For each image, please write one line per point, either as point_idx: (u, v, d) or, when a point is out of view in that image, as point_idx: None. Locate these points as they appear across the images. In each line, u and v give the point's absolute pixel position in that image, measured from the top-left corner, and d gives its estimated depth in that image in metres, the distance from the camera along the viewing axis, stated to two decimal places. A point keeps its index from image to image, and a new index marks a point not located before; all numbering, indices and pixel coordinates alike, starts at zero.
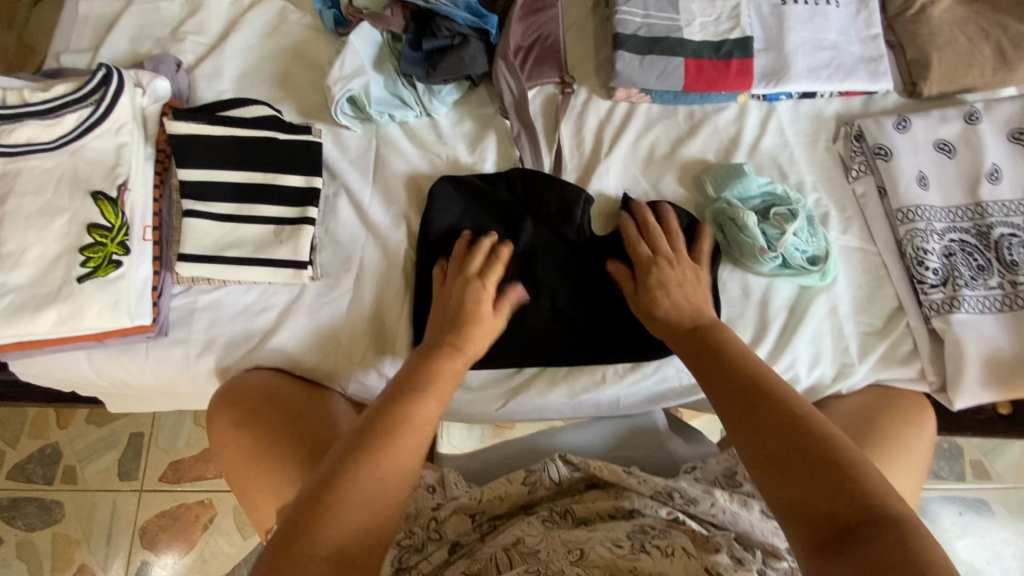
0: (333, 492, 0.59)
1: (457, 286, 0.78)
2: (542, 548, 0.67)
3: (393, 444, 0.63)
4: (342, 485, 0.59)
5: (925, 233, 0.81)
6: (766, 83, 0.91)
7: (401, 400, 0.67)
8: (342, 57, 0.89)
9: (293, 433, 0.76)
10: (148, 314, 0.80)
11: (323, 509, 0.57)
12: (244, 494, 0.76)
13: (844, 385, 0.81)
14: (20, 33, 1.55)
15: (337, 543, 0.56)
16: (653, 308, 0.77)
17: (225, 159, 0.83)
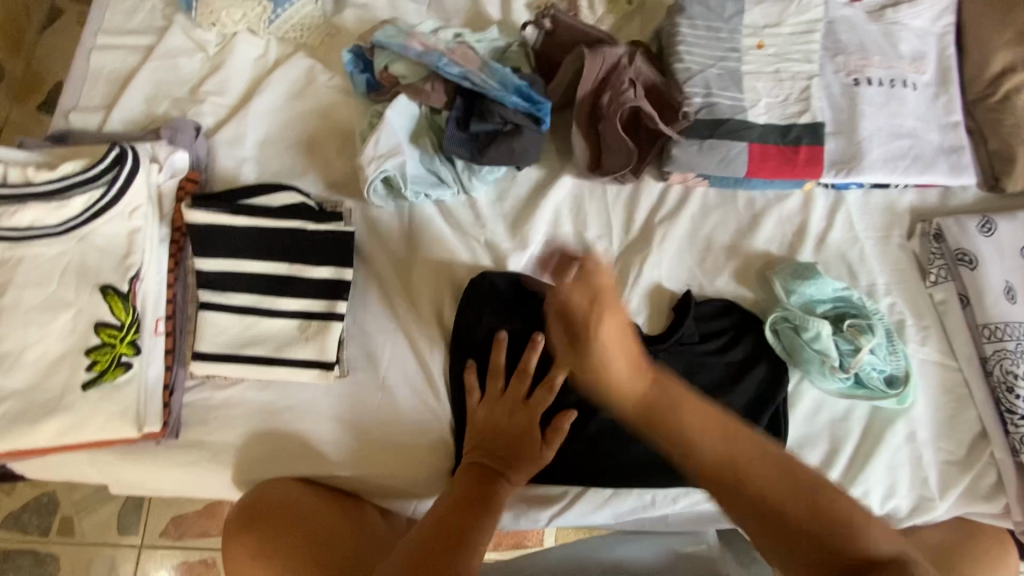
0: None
1: (501, 406, 0.75)
2: None
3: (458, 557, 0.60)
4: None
5: (1016, 355, 0.74)
6: (837, 172, 0.84)
7: (457, 517, 0.65)
8: (377, 135, 0.82)
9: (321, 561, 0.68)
10: (158, 419, 0.72)
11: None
12: None
13: (921, 519, 0.73)
14: (29, 58, 1.40)
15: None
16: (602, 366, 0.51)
17: (247, 248, 0.75)
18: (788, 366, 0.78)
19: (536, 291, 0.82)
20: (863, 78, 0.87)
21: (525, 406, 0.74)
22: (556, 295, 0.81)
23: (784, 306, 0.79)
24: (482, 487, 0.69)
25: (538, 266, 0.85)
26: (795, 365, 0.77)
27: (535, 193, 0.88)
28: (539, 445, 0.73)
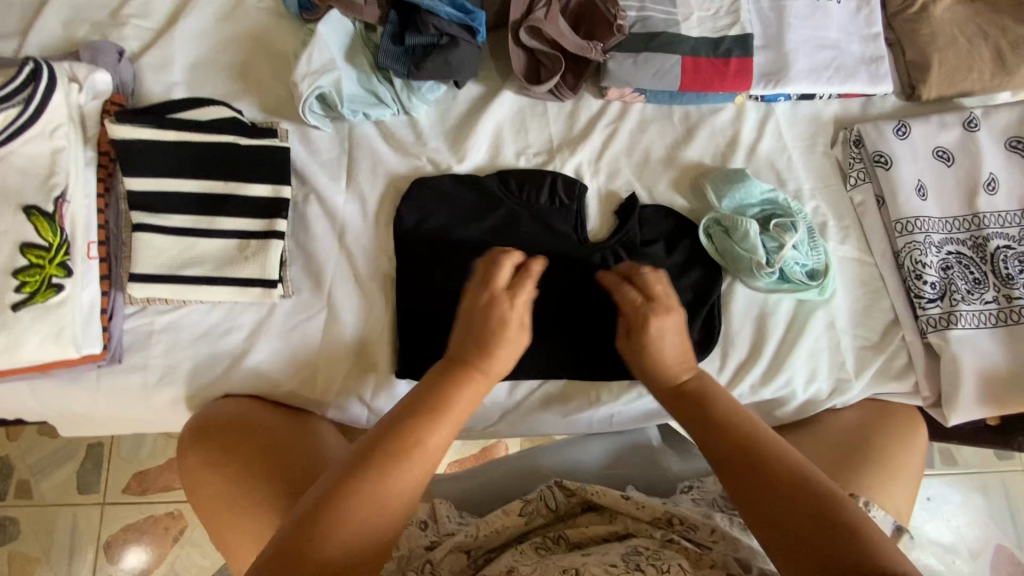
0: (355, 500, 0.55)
1: (479, 307, 0.68)
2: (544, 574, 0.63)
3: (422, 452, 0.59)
4: (372, 483, 0.56)
5: (924, 246, 0.80)
6: (764, 84, 0.87)
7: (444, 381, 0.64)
8: (310, 50, 0.80)
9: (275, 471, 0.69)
10: (97, 341, 0.72)
11: (338, 514, 0.54)
12: (208, 520, 0.69)
13: (839, 401, 0.80)
14: None
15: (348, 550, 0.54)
16: (652, 344, 0.69)
17: (179, 167, 0.74)
18: (718, 269, 0.82)
19: (480, 192, 0.84)
20: None
21: (509, 289, 0.69)
22: (507, 194, 0.84)
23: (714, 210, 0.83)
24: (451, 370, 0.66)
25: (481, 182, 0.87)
26: (725, 266, 0.82)
27: (475, 112, 0.89)
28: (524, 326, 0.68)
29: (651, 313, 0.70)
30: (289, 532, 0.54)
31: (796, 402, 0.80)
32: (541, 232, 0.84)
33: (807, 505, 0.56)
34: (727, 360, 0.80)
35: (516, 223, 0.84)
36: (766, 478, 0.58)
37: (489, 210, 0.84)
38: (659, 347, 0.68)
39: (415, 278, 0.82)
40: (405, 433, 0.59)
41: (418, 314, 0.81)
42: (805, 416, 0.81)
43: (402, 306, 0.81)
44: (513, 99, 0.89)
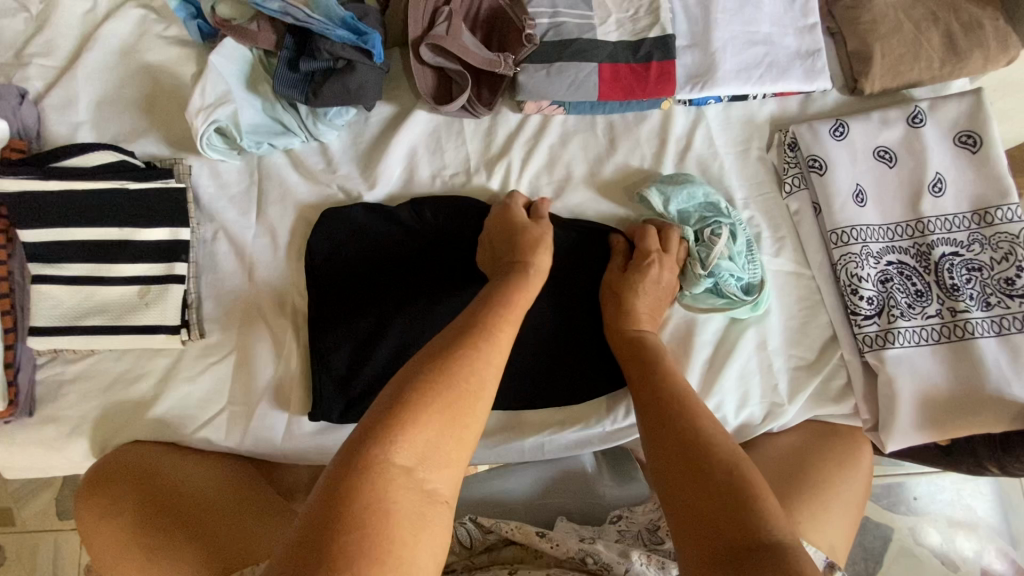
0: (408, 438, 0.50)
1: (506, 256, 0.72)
2: None
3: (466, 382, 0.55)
4: (417, 410, 0.51)
5: (860, 258, 0.74)
6: (691, 87, 0.81)
7: (465, 335, 0.59)
8: (203, 83, 0.77)
9: (171, 520, 0.68)
10: (1, 397, 0.72)
11: (388, 438, 0.48)
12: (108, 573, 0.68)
13: (774, 425, 0.75)
14: None
15: (414, 462, 0.49)
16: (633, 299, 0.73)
17: (69, 215, 0.72)
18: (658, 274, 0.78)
19: (390, 220, 0.80)
20: None
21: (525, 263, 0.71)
22: (423, 222, 0.81)
23: (654, 210, 0.78)
24: (480, 324, 0.61)
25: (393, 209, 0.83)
26: None
27: (387, 135, 0.85)
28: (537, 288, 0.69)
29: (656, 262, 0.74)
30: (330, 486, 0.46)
31: (728, 428, 0.76)
32: (461, 259, 0.81)
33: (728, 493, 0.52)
34: None
35: (435, 251, 0.81)
36: (710, 473, 0.53)
37: (405, 239, 0.80)
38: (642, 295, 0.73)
39: (323, 314, 0.79)
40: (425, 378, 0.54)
41: (328, 352, 0.77)
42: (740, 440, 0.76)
43: (313, 342, 0.78)
44: (426, 118, 0.85)
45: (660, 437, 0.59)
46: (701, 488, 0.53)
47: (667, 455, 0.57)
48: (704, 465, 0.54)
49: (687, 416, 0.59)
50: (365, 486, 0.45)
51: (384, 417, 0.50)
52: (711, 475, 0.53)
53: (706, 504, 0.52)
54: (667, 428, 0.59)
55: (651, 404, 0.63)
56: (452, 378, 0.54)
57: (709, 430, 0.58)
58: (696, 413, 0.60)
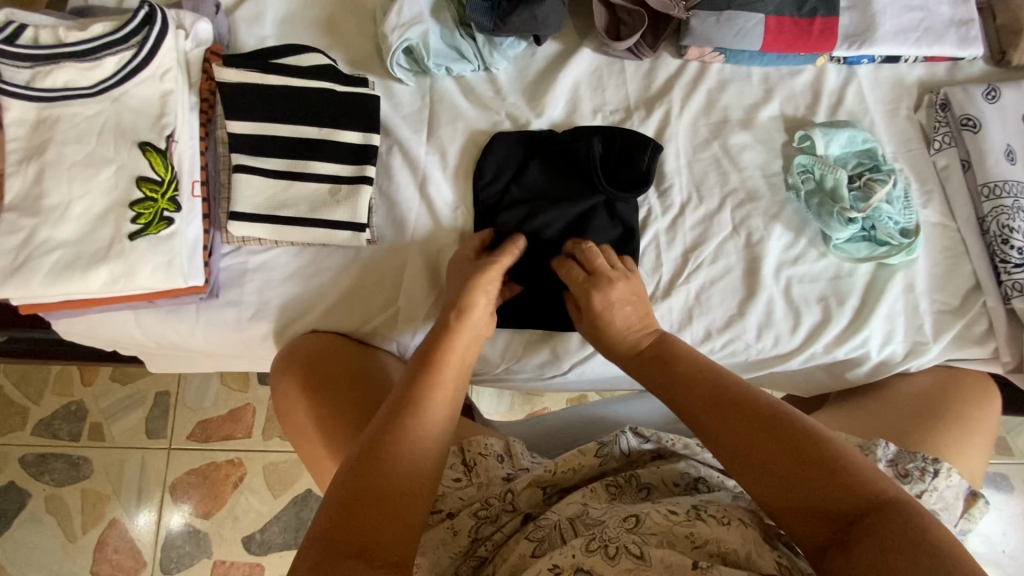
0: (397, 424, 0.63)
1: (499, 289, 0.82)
2: (605, 518, 0.65)
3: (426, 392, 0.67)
4: (389, 445, 0.60)
5: (1012, 210, 0.79)
6: (849, 45, 0.86)
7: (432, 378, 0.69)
8: (400, 3, 0.83)
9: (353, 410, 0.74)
10: (202, 274, 0.76)
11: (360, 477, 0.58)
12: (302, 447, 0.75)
13: (915, 363, 0.80)
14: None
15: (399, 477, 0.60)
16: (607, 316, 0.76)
17: (279, 112, 0.78)
18: (811, 215, 0.82)
19: (556, 148, 0.85)
20: None
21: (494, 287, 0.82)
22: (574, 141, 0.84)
23: (812, 153, 0.84)
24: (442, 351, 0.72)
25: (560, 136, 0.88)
26: (811, 215, 0.82)
27: (553, 70, 0.90)
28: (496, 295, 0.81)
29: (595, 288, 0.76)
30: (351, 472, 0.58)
31: (869, 364, 0.81)
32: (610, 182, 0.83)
33: (819, 466, 0.58)
34: (801, 320, 0.81)
35: (583, 169, 0.83)
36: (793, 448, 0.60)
37: (557, 157, 0.84)
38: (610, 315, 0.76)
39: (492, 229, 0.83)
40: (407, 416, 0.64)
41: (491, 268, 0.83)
42: (875, 378, 0.82)
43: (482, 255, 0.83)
44: (591, 56, 0.90)
45: (765, 419, 0.63)
46: (788, 469, 0.59)
47: (771, 444, 0.61)
48: (791, 454, 0.60)
49: (750, 398, 0.65)
50: (368, 465, 0.58)
51: (370, 449, 0.60)
52: (811, 461, 0.59)
53: (802, 476, 0.58)
54: (715, 409, 0.65)
55: (740, 408, 0.64)
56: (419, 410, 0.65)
57: (752, 407, 0.64)
58: (741, 398, 0.65)
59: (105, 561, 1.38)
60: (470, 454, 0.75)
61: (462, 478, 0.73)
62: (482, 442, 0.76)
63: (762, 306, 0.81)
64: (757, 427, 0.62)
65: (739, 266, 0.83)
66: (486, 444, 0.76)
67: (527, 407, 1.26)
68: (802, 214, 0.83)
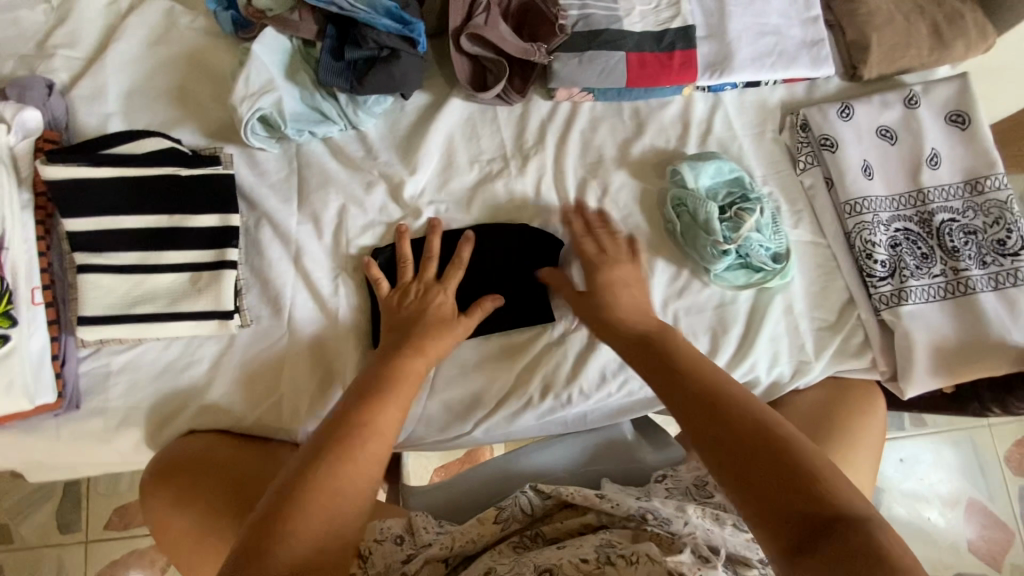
0: (308, 482, 0.54)
1: (417, 293, 0.76)
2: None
3: (362, 455, 0.58)
4: (304, 492, 0.53)
5: (872, 225, 0.83)
6: (710, 74, 0.87)
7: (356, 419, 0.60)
8: (247, 72, 0.79)
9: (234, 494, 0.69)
10: (51, 390, 0.71)
11: (286, 514, 0.52)
12: (178, 546, 0.69)
13: (802, 382, 0.82)
14: None
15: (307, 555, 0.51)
16: (612, 307, 0.73)
17: (122, 202, 0.73)
18: (687, 248, 0.83)
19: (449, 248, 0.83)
20: None
21: (436, 283, 0.78)
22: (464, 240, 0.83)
23: (684, 186, 0.84)
24: (364, 401, 0.62)
25: (437, 191, 0.85)
26: (688, 249, 0.83)
27: (424, 122, 0.88)
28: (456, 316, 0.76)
29: (606, 263, 0.77)
30: (267, 513, 0.52)
31: (761, 387, 0.82)
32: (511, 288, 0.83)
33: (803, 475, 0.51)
34: None
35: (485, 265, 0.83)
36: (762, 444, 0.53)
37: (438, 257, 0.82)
38: (618, 292, 0.75)
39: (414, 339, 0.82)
40: (335, 449, 0.57)
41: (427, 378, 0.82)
42: (769, 400, 0.83)
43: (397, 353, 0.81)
44: (463, 102, 0.88)
45: (727, 417, 0.55)
46: (759, 472, 0.52)
47: (741, 444, 0.53)
48: (762, 457, 0.52)
49: (717, 385, 0.58)
50: (293, 507, 0.53)
51: (292, 488, 0.54)
52: (783, 462, 0.52)
53: (779, 478, 0.51)
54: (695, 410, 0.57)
55: (717, 394, 0.57)
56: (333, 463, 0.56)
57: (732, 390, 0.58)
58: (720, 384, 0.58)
59: None
60: (364, 544, 0.71)
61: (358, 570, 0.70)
62: (377, 528, 0.73)
63: None
64: (732, 426, 0.54)
65: None
66: (382, 528, 0.73)
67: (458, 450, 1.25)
68: (682, 247, 0.84)
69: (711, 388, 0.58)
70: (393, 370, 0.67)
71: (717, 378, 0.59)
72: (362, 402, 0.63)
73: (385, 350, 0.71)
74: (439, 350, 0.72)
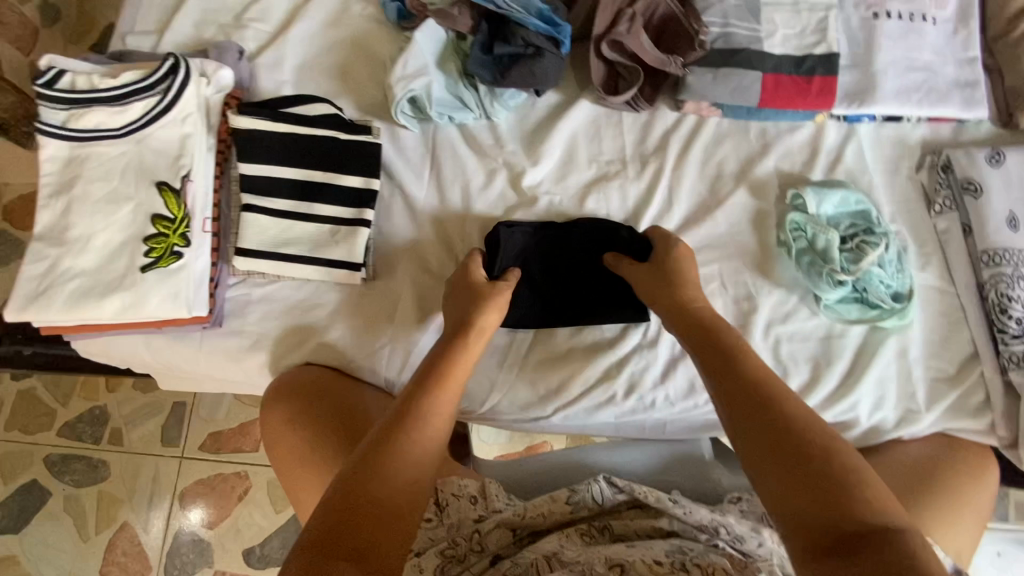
0: (393, 440, 0.63)
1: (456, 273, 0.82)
2: (582, 558, 0.66)
3: (433, 418, 0.68)
4: (387, 454, 0.62)
5: (1012, 279, 0.77)
6: (848, 104, 0.86)
7: (424, 388, 0.70)
8: (407, 56, 0.88)
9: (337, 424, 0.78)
10: (204, 305, 0.81)
11: (366, 473, 0.60)
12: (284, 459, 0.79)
13: (907, 431, 0.78)
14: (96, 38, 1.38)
15: (400, 492, 0.60)
16: (692, 302, 0.75)
17: (288, 156, 0.84)
18: (800, 274, 0.82)
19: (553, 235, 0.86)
20: (884, 11, 0.88)
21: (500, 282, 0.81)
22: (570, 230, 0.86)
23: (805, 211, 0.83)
24: (432, 375, 0.72)
25: (555, 185, 0.90)
26: (800, 274, 0.82)
27: (552, 119, 0.93)
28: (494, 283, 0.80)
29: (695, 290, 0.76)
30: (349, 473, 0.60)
31: (860, 428, 0.79)
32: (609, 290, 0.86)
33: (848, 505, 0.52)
34: (789, 379, 0.80)
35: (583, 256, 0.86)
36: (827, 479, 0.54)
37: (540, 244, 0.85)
38: (689, 290, 0.76)
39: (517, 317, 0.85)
40: (410, 414, 0.67)
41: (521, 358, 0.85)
42: (867, 444, 0.79)
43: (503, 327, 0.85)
44: (594, 104, 0.92)
45: (776, 435, 0.58)
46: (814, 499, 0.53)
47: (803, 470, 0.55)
48: (809, 485, 0.54)
49: (787, 411, 0.60)
50: (367, 468, 0.60)
51: (376, 447, 0.62)
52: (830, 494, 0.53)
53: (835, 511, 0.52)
54: (759, 429, 0.59)
55: (768, 414, 0.60)
56: (413, 422, 0.66)
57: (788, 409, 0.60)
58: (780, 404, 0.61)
59: (114, 562, 1.42)
60: (443, 494, 0.76)
61: (433, 518, 0.75)
62: (456, 484, 0.77)
63: None
64: (780, 443, 0.57)
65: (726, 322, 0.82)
66: (460, 485, 0.77)
67: (523, 440, 1.28)
68: (795, 273, 0.83)
69: (773, 409, 0.60)
70: (458, 348, 0.75)
71: (783, 400, 0.61)
72: (430, 376, 0.71)
73: (442, 339, 0.77)
74: (491, 328, 0.78)
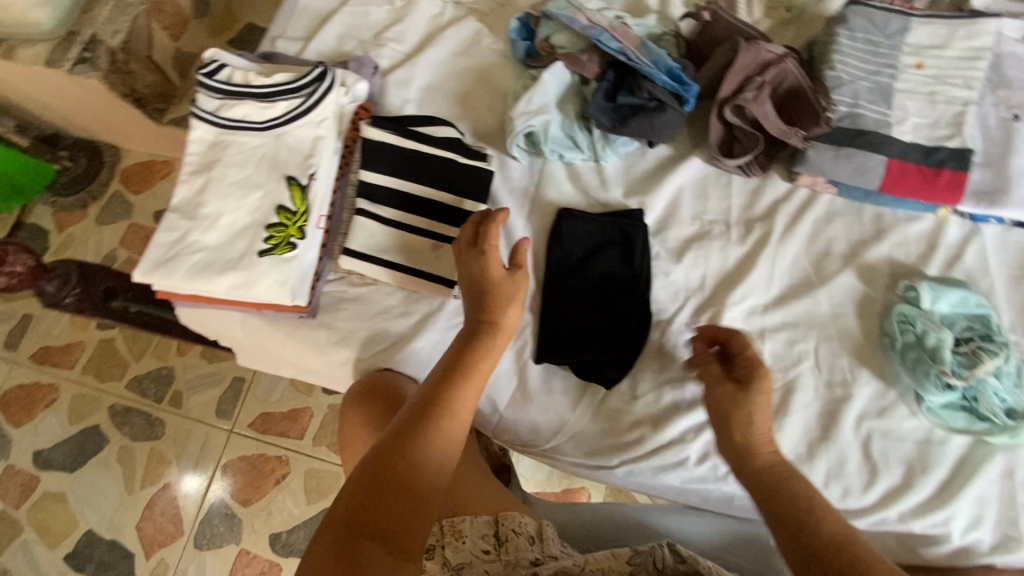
0: (396, 461, 0.63)
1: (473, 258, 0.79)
2: None
3: (444, 433, 0.67)
4: (385, 475, 0.62)
5: None
6: (977, 202, 0.83)
7: (438, 395, 0.69)
8: (532, 93, 0.92)
9: None
10: (306, 295, 0.85)
11: (369, 494, 0.60)
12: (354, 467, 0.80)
13: (1003, 559, 0.72)
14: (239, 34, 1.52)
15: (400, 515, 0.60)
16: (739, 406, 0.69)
17: (407, 170, 0.88)
18: (904, 369, 0.78)
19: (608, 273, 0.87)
20: None
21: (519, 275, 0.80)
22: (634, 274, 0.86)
23: (917, 305, 0.79)
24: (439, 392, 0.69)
25: (655, 235, 0.90)
26: (903, 370, 0.78)
27: (661, 171, 0.94)
28: (516, 277, 0.79)
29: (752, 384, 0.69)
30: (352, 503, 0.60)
31: (950, 546, 0.73)
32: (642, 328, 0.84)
33: None
34: (878, 476, 0.75)
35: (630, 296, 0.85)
36: None
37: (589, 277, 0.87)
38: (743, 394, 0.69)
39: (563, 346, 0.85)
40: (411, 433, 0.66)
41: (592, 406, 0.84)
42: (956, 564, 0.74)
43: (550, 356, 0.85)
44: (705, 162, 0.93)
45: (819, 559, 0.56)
46: None
47: None
48: None
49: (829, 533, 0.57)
50: (370, 491, 0.61)
51: (378, 467, 0.62)
52: None
53: None
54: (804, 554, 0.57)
55: (810, 543, 0.57)
56: (414, 444, 0.64)
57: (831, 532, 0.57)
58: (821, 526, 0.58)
59: (150, 521, 1.45)
60: (505, 528, 0.76)
61: (492, 550, 0.74)
62: (517, 520, 0.77)
63: (836, 454, 0.77)
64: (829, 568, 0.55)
65: (815, 405, 0.79)
66: (520, 522, 0.77)
67: (565, 480, 1.26)
68: (897, 366, 0.79)
69: (813, 531, 0.58)
70: (471, 354, 0.73)
71: (821, 522, 0.58)
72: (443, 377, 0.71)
73: (460, 336, 0.76)
74: (510, 328, 0.78)
